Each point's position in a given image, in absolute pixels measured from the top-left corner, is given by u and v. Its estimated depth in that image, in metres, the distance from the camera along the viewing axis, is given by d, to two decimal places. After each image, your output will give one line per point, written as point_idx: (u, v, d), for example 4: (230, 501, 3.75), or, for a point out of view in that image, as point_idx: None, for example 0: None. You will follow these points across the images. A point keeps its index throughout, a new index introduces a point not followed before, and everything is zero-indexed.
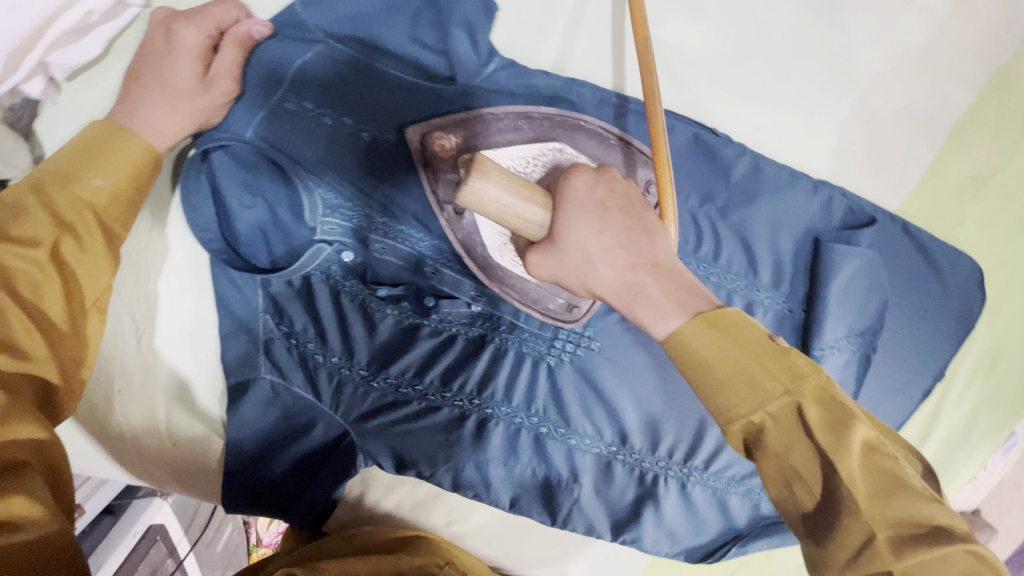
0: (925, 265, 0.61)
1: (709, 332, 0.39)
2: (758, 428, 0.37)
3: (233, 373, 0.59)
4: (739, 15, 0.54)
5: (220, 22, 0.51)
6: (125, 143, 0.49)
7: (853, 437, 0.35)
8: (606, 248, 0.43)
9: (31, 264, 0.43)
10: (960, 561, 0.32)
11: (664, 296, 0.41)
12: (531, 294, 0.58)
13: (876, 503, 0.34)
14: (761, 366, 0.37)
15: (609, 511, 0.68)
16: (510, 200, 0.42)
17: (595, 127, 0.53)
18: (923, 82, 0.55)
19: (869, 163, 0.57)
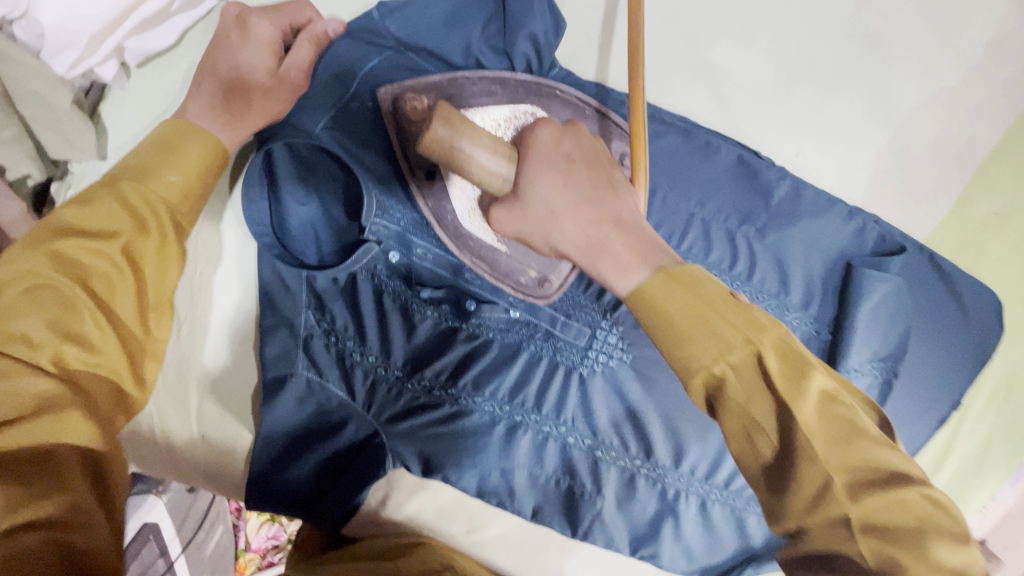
0: (950, 296, 0.61)
1: (664, 281, 0.39)
2: (718, 381, 0.36)
3: (271, 368, 0.60)
4: (786, 46, 0.57)
5: (293, 20, 0.56)
6: (195, 144, 0.51)
7: (810, 383, 0.35)
8: (571, 204, 0.44)
9: (103, 260, 0.43)
10: (914, 503, 0.33)
11: (626, 250, 0.42)
12: (502, 266, 0.58)
13: (833, 449, 0.34)
14: (719, 316, 0.37)
15: (631, 528, 0.65)
16: (472, 148, 0.47)
17: (573, 98, 0.55)
18: (955, 118, 0.58)
19: (902, 194, 0.60)
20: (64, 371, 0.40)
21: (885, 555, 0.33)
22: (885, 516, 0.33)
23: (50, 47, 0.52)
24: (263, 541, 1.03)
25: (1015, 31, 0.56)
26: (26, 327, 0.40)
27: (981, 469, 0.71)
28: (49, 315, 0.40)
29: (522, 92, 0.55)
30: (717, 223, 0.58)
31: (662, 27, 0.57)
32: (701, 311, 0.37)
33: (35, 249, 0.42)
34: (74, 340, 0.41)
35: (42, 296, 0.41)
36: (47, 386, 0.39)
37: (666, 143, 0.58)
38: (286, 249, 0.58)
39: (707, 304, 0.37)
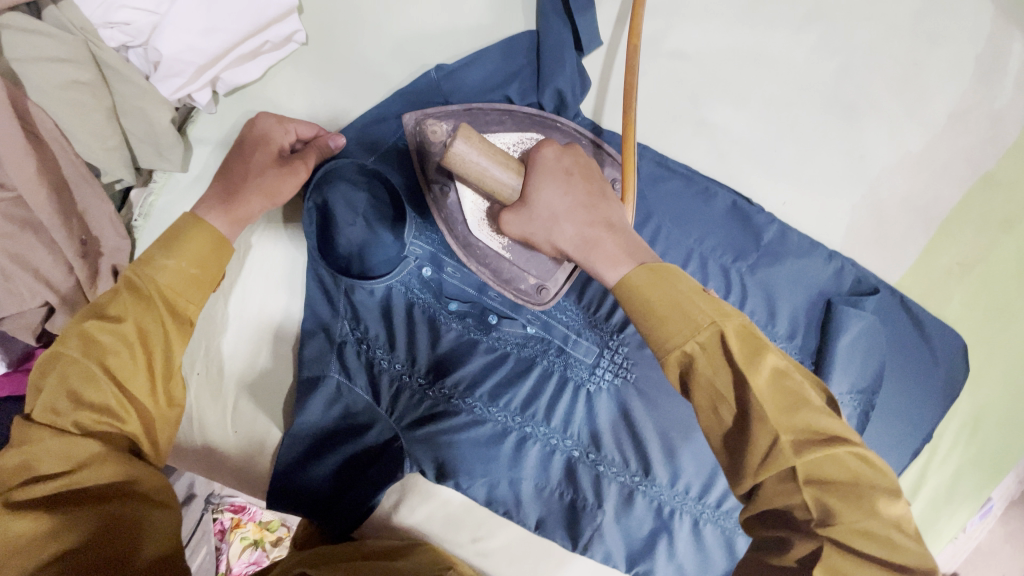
0: (919, 336, 0.68)
1: (648, 275, 0.45)
2: (689, 359, 0.42)
3: (308, 367, 0.65)
4: (776, 109, 0.66)
5: (302, 134, 0.62)
6: (200, 228, 0.52)
7: (765, 363, 0.41)
8: (569, 208, 0.50)
9: (116, 339, 0.47)
10: (851, 461, 0.39)
11: (616, 248, 0.48)
12: (504, 273, 0.63)
13: (783, 416, 0.39)
14: (692, 303, 0.43)
15: (627, 542, 0.68)
16: (487, 163, 0.53)
17: (571, 129, 0.63)
18: (921, 179, 0.67)
19: (876, 242, 0.68)
20: (88, 432, 0.45)
21: (824, 503, 0.38)
22: (827, 472, 0.39)
23: (161, 73, 0.60)
24: (243, 566, 0.96)
25: (969, 110, 0.67)
26: (53, 400, 0.45)
27: (951, 499, 0.76)
28: (73, 391, 0.46)
29: (528, 123, 0.63)
30: (713, 258, 0.65)
31: (672, 87, 0.66)
32: (676, 297, 0.43)
33: (67, 340, 0.47)
34: (92, 410, 0.45)
35: (71, 379, 0.46)
36: (74, 442, 0.44)
37: (672, 186, 0.65)
38: (331, 262, 0.64)
39: (684, 293, 0.43)
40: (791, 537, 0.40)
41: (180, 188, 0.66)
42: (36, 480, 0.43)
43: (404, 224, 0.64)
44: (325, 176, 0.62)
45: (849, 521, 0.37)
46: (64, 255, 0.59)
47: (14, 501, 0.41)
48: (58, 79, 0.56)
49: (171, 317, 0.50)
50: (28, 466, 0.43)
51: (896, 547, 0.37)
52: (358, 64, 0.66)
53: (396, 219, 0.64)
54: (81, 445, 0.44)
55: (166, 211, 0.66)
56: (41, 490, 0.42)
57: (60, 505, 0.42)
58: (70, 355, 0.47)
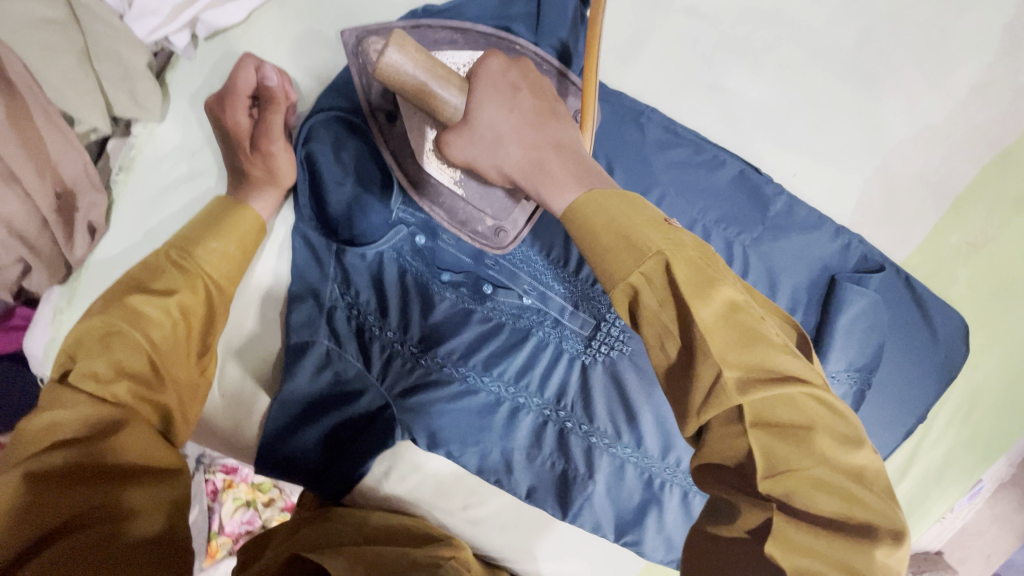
0: (921, 317, 0.68)
1: (599, 197, 0.43)
2: (634, 290, 0.41)
3: (295, 334, 0.63)
4: (793, 76, 0.62)
5: (247, 91, 0.58)
6: (245, 214, 0.57)
7: (717, 294, 0.38)
8: (515, 128, 0.47)
9: (162, 313, 0.50)
10: (803, 401, 0.37)
11: (562, 170, 0.45)
12: (459, 214, 0.59)
13: (732, 349, 0.38)
14: (643, 232, 0.40)
15: (618, 510, 0.72)
16: (425, 77, 0.49)
17: (531, 53, 0.57)
18: (937, 154, 0.64)
19: (885, 219, 0.66)
20: (121, 401, 0.45)
21: (771, 449, 0.37)
22: (778, 412, 0.37)
23: (135, 12, 0.57)
24: (235, 525, 0.97)
25: (995, 80, 0.63)
26: (93, 366, 0.45)
27: (940, 480, 0.77)
28: (114, 359, 0.46)
29: (483, 44, 0.56)
30: (718, 231, 0.63)
31: (683, 46, 0.62)
32: (623, 224, 0.41)
33: (110, 313, 0.48)
34: (128, 378, 0.46)
35: (114, 349, 0.46)
36: (108, 410, 0.44)
37: (680, 152, 0.61)
38: (324, 225, 0.61)
39: (633, 220, 0.41)
40: (738, 501, 0.38)
41: (163, 144, 0.62)
42: (61, 444, 0.41)
43: (393, 191, 0.60)
44: (315, 122, 0.58)
45: (799, 469, 0.36)
46: (38, 209, 0.55)
47: (43, 466, 0.40)
48: (26, 17, 0.53)
49: (217, 295, 0.55)
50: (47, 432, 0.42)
51: (858, 503, 0.35)
52: (347, 11, 0.61)
53: (381, 177, 0.59)
54: (118, 412, 0.44)
55: (150, 168, 0.62)
56: (67, 455, 0.41)
57: (81, 470, 0.41)
58: (112, 325, 0.47)
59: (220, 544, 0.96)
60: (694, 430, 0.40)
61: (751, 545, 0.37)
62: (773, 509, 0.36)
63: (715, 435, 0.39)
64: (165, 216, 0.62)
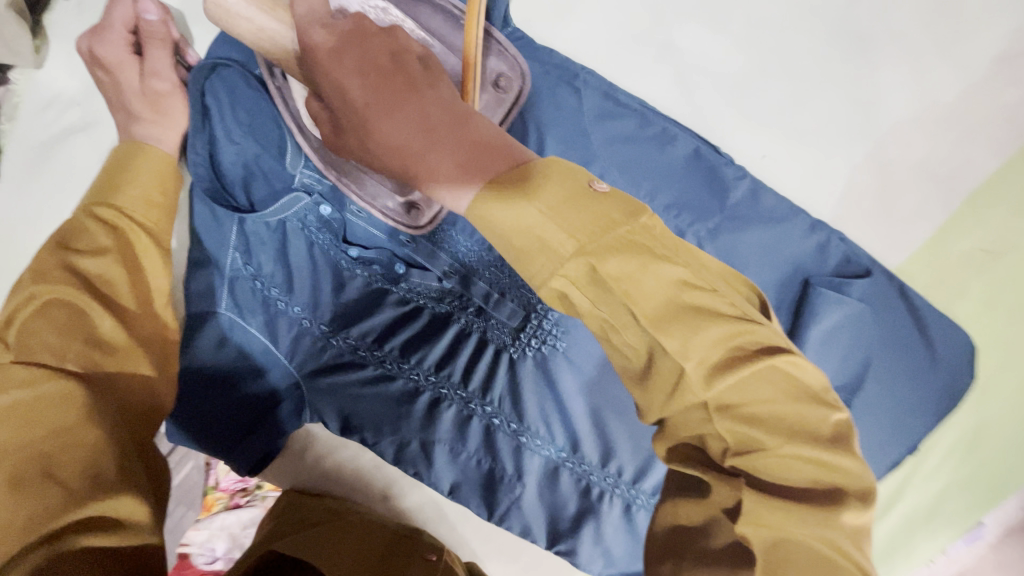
0: (917, 333, 0.58)
1: (501, 190, 0.38)
2: (563, 293, 0.38)
3: (193, 303, 0.60)
4: (764, 35, 0.50)
5: (125, 22, 0.51)
6: (152, 152, 0.55)
7: (650, 275, 0.36)
8: (374, 111, 0.42)
9: (104, 267, 0.53)
10: (774, 373, 0.36)
11: (444, 162, 0.39)
12: (367, 188, 0.53)
13: (678, 334, 0.36)
14: (556, 228, 0.36)
15: (550, 518, 0.66)
16: (265, 20, 0.45)
17: (447, 3, 0.48)
18: (947, 139, 0.52)
19: (876, 216, 0.55)
20: (80, 373, 0.50)
21: (747, 435, 0.37)
22: (746, 391, 0.36)
23: None
24: (232, 482, 0.87)
25: None
26: (35, 335, 0.49)
27: (930, 520, 0.66)
28: (57, 327, 0.50)
29: None
30: (670, 219, 0.55)
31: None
32: (529, 220, 0.37)
33: (51, 284, 0.50)
34: (79, 342, 0.50)
35: (54, 316, 0.50)
36: (71, 389, 0.48)
37: (620, 121, 0.53)
38: (219, 187, 0.57)
39: (540, 213, 0.37)
40: (710, 480, 0.40)
41: (47, 90, 0.51)
42: (41, 432, 0.46)
43: (293, 151, 0.54)
44: (214, 75, 0.53)
45: (773, 448, 0.36)
46: None
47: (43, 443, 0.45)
48: None
49: (147, 235, 0.56)
50: (24, 424, 0.46)
51: (829, 465, 0.36)
52: None
53: (279, 133, 0.53)
54: (80, 388, 0.49)
55: (35, 119, 0.51)
56: (59, 436, 0.46)
57: (85, 436, 0.47)
58: (64, 301, 0.50)
59: (216, 499, 0.87)
60: (658, 416, 0.40)
61: (710, 524, 0.40)
62: (743, 486, 0.37)
63: (676, 421, 0.39)
64: (60, 176, 0.53)
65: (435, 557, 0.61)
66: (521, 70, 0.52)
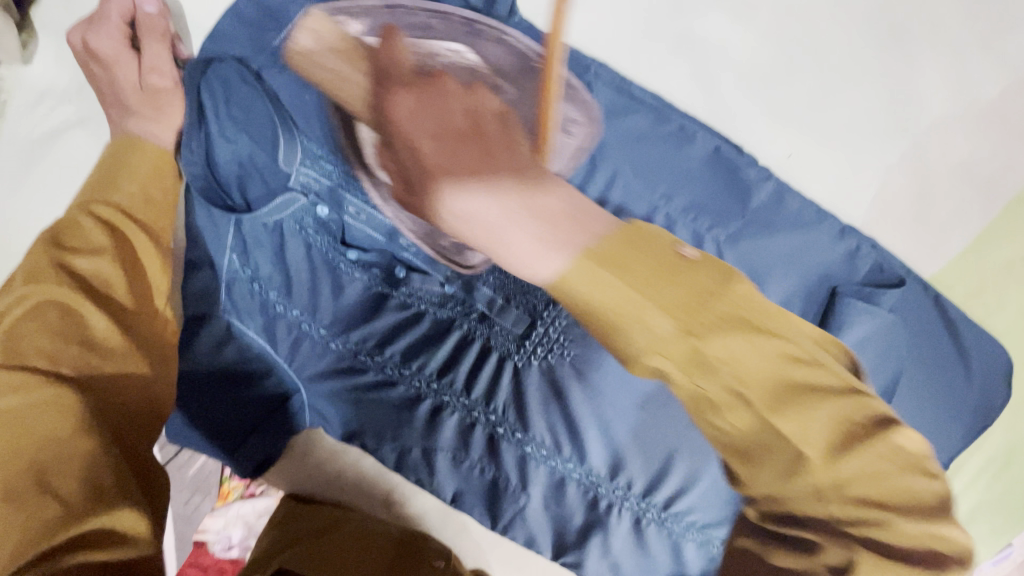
0: (972, 354, 0.47)
1: (585, 262, 0.52)
2: (658, 370, 0.53)
3: (190, 306, 0.60)
4: (790, 19, 0.43)
5: (122, 15, 0.50)
6: (146, 150, 0.55)
7: (725, 349, 0.51)
8: (453, 180, 0.51)
9: (95, 266, 0.56)
10: (880, 443, 0.49)
11: (523, 240, 0.52)
12: (425, 229, 0.55)
13: (767, 400, 0.51)
14: (647, 305, 0.52)
15: (556, 528, 0.64)
16: (342, 67, 0.49)
17: (521, 47, 0.46)
18: (1011, 141, 0.42)
19: (912, 223, 0.45)
20: (75, 376, 0.55)
21: (865, 507, 0.50)
22: (885, 479, 0.49)
23: None
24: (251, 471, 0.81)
25: None
26: (37, 341, 0.54)
27: None
28: (48, 330, 0.55)
29: (464, 31, 0.47)
30: (684, 222, 0.49)
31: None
32: (613, 292, 0.52)
33: (45, 283, 0.55)
34: (79, 345, 0.56)
35: (47, 313, 0.54)
36: (69, 394, 0.55)
37: (627, 116, 0.48)
38: (215, 187, 0.56)
39: (630, 285, 0.51)
40: (824, 544, 0.52)
41: (37, 86, 0.53)
42: (47, 438, 0.54)
43: (288, 150, 0.53)
44: (206, 73, 0.52)
45: (900, 530, 0.49)
46: None
47: (43, 458, 0.54)
48: None
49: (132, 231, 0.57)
50: (20, 438, 0.54)
51: (942, 535, 0.50)
52: None
53: (273, 131, 0.53)
54: (67, 398, 0.55)
55: (30, 116, 0.53)
56: (59, 445, 0.54)
57: (71, 454, 0.54)
58: (58, 301, 0.55)
59: (231, 489, 0.80)
60: (760, 489, 0.52)
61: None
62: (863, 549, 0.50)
63: (760, 479, 0.52)
64: (52, 172, 0.55)
65: (440, 563, 0.61)
66: (592, 115, 0.47)
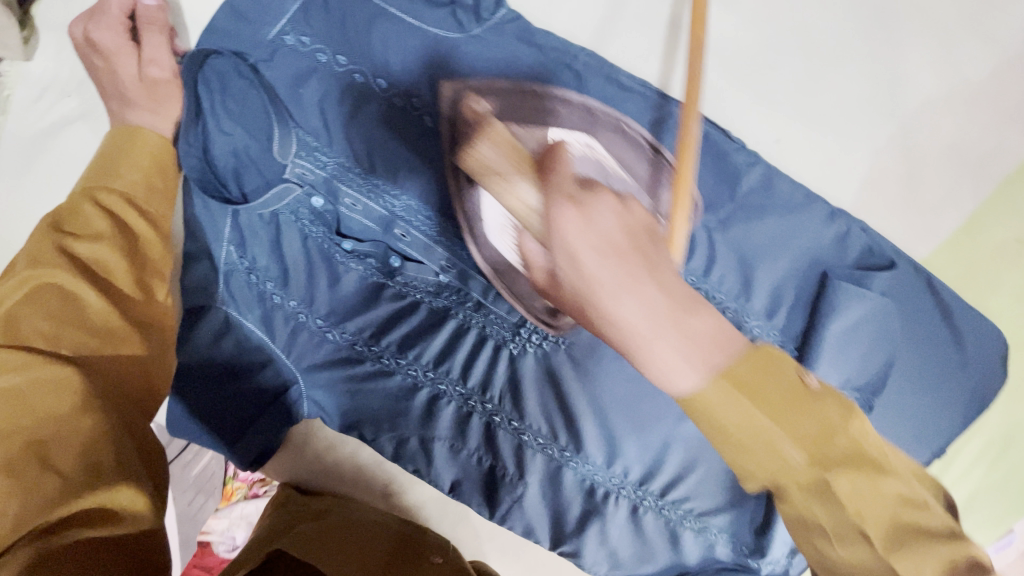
0: (943, 323, 0.53)
1: (724, 384, 0.37)
2: (780, 487, 0.40)
3: (187, 298, 0.59)
4: (779, 12, 0.49)
5: (126, 11, 0.52)
6: (145, 138, 0.54)
7: (878, 489, 0.38)
8: (599, 258, 0.39)
9: (97, 251, 0.50)
10: None
11: (675, 347, 0.38)
12: (518, 288, 0.55)
13: (893, 551, 0.39)
14: (786, 436, 0.37)
15: (554, 517, 0.64)
16: (503, 165, 0.46)
17: (636, 135, 0.49)
18: (977, 121, 0.48)
19: (900, 203, 0.51)
20: (69, 354, 0.45)
21: None
22: None
23: None
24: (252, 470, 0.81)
25: None
26: (27, 318, 0.45)
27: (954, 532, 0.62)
28: (49, 309, 0.46)
29: (590, 120, 0.49)
30: None
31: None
32: (754, 420, 0.37)
33: (46, 267, 0.48)
34: (78, 326, 0.47)
35: (49, 300, 0.47)
36: (62, 373, 0.43)
37: (622, 104, 0.49)
38: (212, 178, 0.56)
39: (770, 420, 0.37)
40: None
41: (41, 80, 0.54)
42: (45, 432, 0.40)
43: (286, 141, 0.54)
44: (204, 66, 0.53)
45: None
46: None
47: (58, 406, 0.42)
48: None
49: (132, 213, 0.54)
50: (16, 416, 0.40)
51: None
52: None
53: (268, 123, 0.54)
54: (55, 370, 0.43)
55: (31, 110, 0.54)
56: (63, 401, 0.42)
57: (85, 393, 0.44)
58: (57, 285, 0.48)
59: (234, 489, 0.81)
60: None
61: None
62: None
63: None
64: (53, 163, 0.54)
65: (440, 560, 0.58)
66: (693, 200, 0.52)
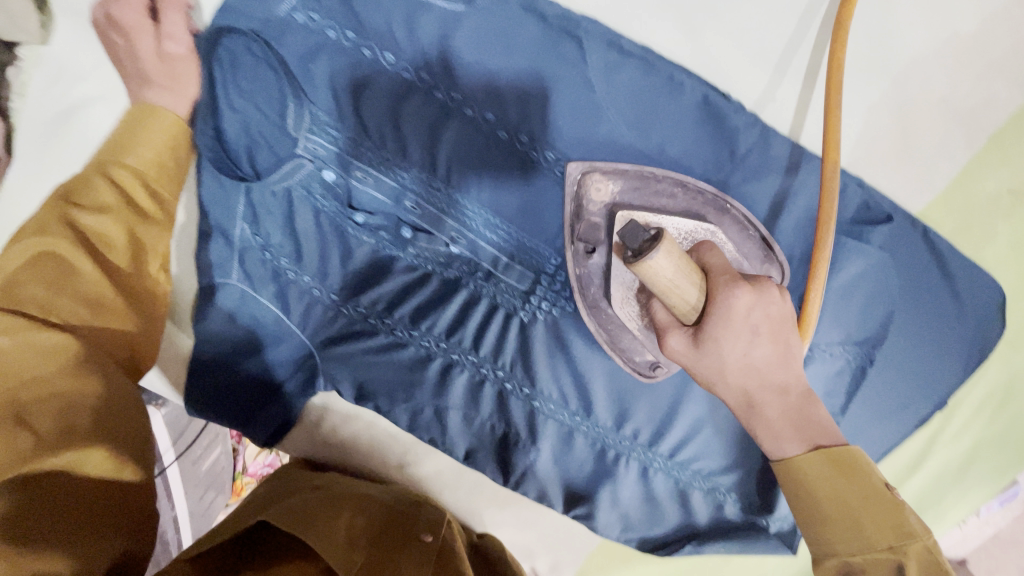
0: (938, 274, 0.55)
1: (822, 462, 0.44)
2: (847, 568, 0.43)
3: (205, 275, 0.60)
4: None
5: None
6: (158, 119, 0.52)
7: None
8: (742, 364, 0.44)
9: (100, 226, 0.53)
10: None
11: (784, 424, 0.45)
12: (621, 342, 0.56)
13: None
14: (866, 515, 0.42)
15: (565, 479, 0.66)
16: (677, 274, 0.43)
17: (740, 216, 0.52)
18: (968, 76, 0.49)
19: (897, 157, 0.52)
20: (64, 323, 0.52)
21: None
22: None
23: None
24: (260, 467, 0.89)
25: None
26: (31, 291, 0.51)
27: (960, 480, 0.66)
28: (47, 280, 0.51)
29: (699, 201, 0.53)
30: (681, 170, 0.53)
31: None
32: (842, 494, 0.43)
33: (55, 237, 0.51)
34: (84, 301, 0.53)
35: (48, 269, 0.51)
36: (56, 339, 0.51)
37: (624, 71, 0.51)
38: (223, 156, 0.56)
39: (857, 496, 0.43)
40: None
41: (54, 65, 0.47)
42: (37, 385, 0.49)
43: (293, 118, 0.55)
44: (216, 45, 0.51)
45: None
46: None
47: (36, 370, 0.50)
48: None
49: (140, 191, 0.54)
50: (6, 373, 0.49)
51: None
52: None
53: (279, 102, 0.54)
54: (44, 337, 0.51)
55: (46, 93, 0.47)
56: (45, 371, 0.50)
57: (76, 357, 0.52)
58: (55, 253, 0.51)
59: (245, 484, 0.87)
60: None
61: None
62: None
63: None
64: (74, 145, 0.50)
65: (429, 537, 0.57)
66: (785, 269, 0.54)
